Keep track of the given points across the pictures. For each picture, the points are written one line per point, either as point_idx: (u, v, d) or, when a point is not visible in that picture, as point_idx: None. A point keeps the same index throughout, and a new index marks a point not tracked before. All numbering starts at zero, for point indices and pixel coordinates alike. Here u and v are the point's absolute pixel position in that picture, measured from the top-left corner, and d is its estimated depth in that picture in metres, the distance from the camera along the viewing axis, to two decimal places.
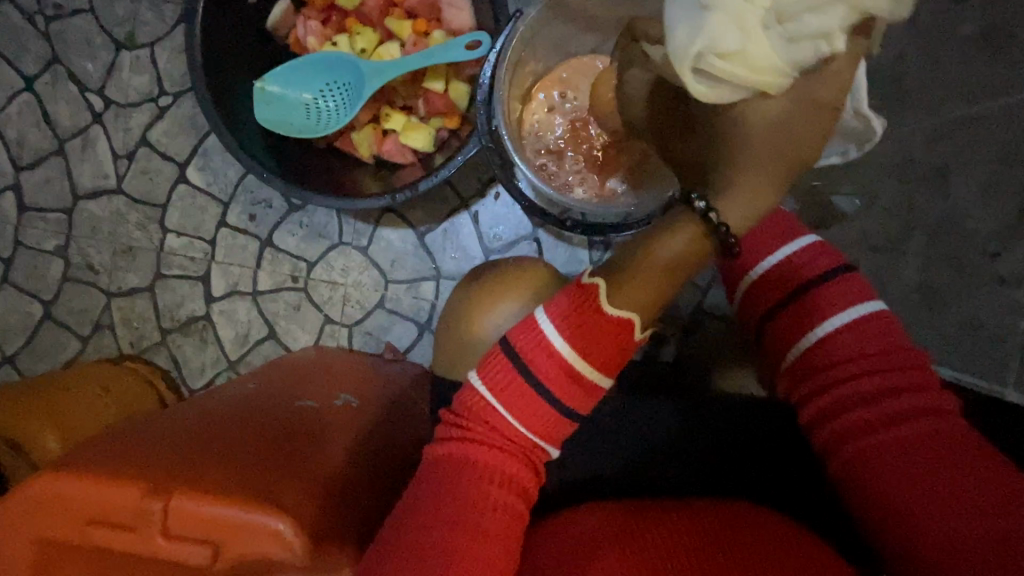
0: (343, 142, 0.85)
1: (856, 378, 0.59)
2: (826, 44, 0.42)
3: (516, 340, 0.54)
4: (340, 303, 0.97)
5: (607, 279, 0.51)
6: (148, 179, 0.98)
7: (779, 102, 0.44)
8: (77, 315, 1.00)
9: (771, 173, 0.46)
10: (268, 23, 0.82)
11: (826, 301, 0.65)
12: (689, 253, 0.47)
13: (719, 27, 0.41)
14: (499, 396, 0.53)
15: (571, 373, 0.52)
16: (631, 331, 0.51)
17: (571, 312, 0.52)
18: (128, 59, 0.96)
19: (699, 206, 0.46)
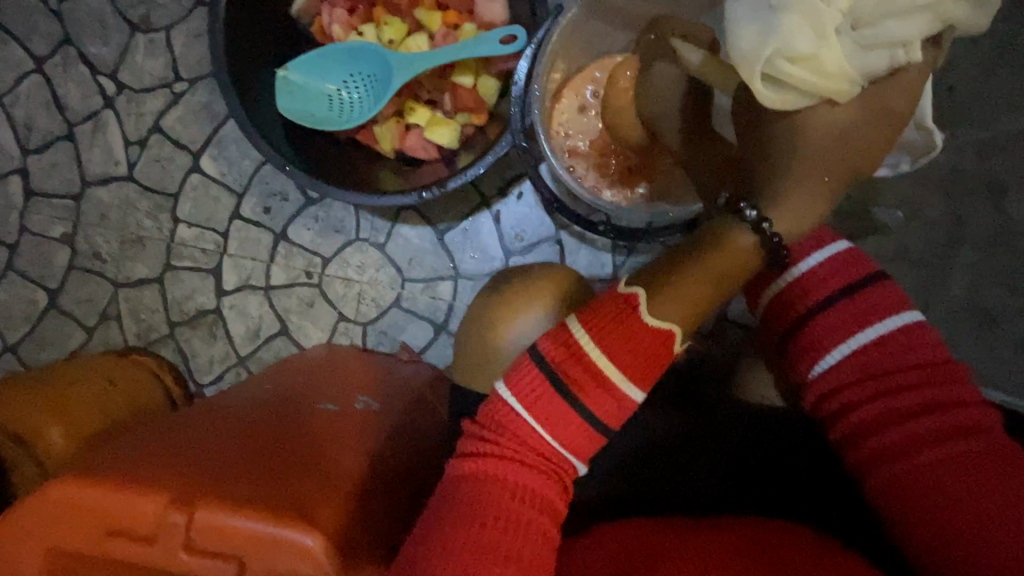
0: (364, 135, 0.82)
1: (894, 391, 0.55)
2: (894, 55, 0.45)
3: (548, 350, 0.51)
4: (355, 300, 0.95)
5: (648, 289, 0.49)
6: (161, 167, 0.95)
7: (839, 114, 0.45)
8: (83, 305, 0.98)
9: (827, 180, 0.46)
10: (292, 11, 0.80)
11: (862, 308, 0.59)
12: (739, 261, 0.47)
13: (793, 30, 0.43)
14: (529, 408, 0.50)
15: (604, 382, 0.49)
16: (672, 342, 0.50)
17: (607, 319, 0.50)
18: (143, 42, 0.92)
19: (751, 215, 0.46)
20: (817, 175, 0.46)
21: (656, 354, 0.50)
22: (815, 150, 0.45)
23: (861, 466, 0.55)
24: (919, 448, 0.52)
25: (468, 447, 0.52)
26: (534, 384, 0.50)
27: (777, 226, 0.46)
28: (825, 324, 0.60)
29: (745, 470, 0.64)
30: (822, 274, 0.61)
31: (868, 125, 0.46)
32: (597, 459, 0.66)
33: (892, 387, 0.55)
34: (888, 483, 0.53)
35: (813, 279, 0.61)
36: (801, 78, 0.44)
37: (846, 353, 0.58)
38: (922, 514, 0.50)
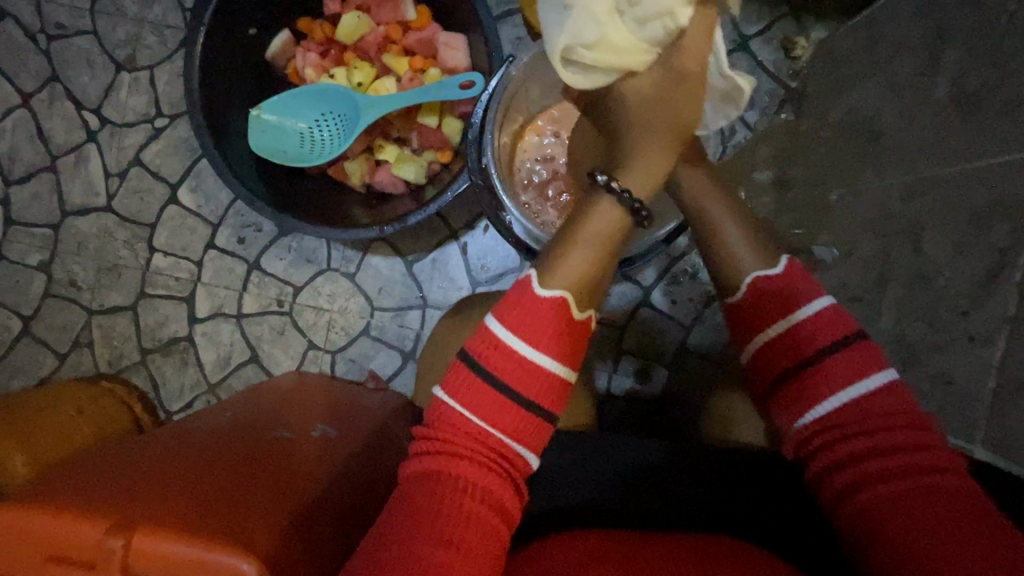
0: (336, 170, 0.86)
1: (870, 438, 0.53)
2: (669, 19, 0.47)
3: (478, 350, 0.56)
4: (324, 328, 0.97)
5: (540, 263, 0.57)
6: (139, 198, 0.98)
7: (650, 74, 0.51)
8: (57, 332, 0.99)
9: (668, 141, 0.53)
10: (267, 54, 0.84)
11: (843, 366, 0.56)
12: (609, 221, 0.55)
13: (579, 22, 0.47)
14: (473, 420, 0.54)
15: (548, 382, 0.55)
16: (568, 307, 0.56)
17: (518, 311, 0.56)
18: (127, 80, 0.97)
19: (604, 180, 0.54)
20: (660, 135, 0.53)
21: (575, 333, 0.57)
22: (644, 110, 0.52)
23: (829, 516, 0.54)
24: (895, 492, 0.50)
25: (418, 447, 0.54)
26: (478, 390, 0.54)
27: (627, 186, 0.54)
28: (810, 379, 0.58)
29: (728, 494, 0.61)
30: (808, 330, 0.59)
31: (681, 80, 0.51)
32: (552, 489, 0.63)
33: (866, 434, 0.54)
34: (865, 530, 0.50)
35: (802, 333, 0.59)
36: (596, 62, 0.49)
37: (831, 410, 0.56)
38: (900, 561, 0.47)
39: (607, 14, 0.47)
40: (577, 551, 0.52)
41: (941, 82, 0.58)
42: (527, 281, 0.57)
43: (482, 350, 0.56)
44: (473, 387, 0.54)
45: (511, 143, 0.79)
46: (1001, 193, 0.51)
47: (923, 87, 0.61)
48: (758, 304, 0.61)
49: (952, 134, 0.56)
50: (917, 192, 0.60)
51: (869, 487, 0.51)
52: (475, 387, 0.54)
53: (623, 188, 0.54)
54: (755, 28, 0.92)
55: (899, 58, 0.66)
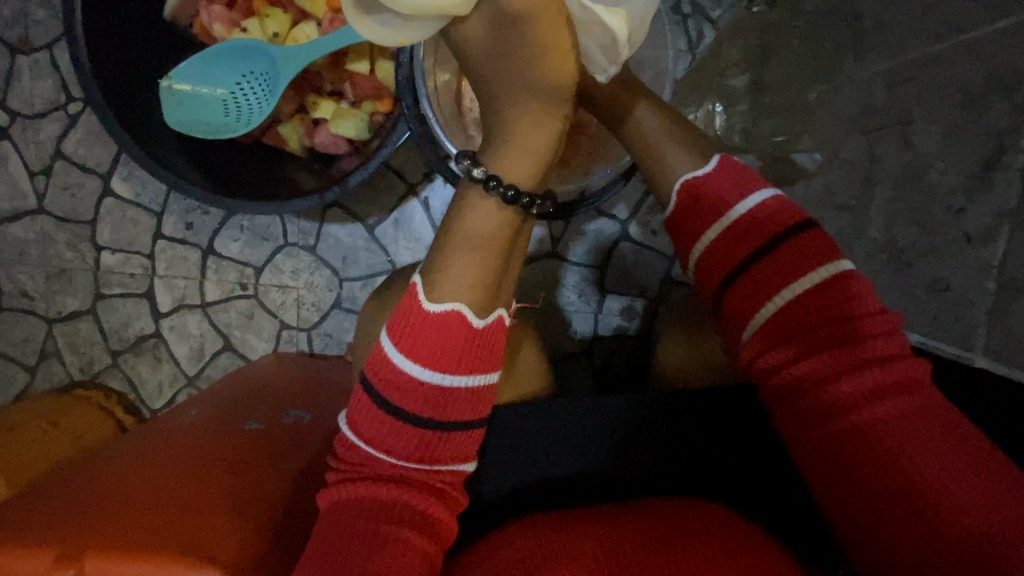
0: (271, 137, 0.79)
1: (826, 348, 0.50)
2: None
3: (385, 387, 0.54)
4: (294, 307, 0.93)
5: (429, 273, 0.55)
6: (70, 195, 0.91)
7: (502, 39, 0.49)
8: (21, 345, 0.95)
9: (542, 122, 0.52)
10: (166, 15, 0.75)
11: (788, 262, 0.54)
12: (491, 219, 0.54)
13: None
14: (381, 443, 0.54)
15: (464, 393, 0.54)
16: (467, 315, 0.54)
17: (420, 341, 0.53)
18: (27, 65, 0.87)
19: (480, 176, 0.53)
20: (528, 112, 0.52)
21: (482, 344, 0.55)
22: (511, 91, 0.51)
23: (794, 432, 0.51)
24: (868, 406, 0.47)
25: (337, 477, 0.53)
26: (379, 419, 0.54)
27: (503, 176, 0.53)
28: (748, 286, 0.55)
29: (679, 423, 0.59)
30: (747, 228, 0.56)
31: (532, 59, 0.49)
32: (538, 471, 0.59)
33: (821, 344, 0.50)
34: (826, 449, 0.48)
35: (745, 230, 0.56)
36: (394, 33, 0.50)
37: (779, 309, 0.53)
38: (872, 473, 0.45)
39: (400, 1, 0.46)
40: (540, 533, 0.49)
41: None
42: (414, 295, 0.55)
43: (376, 374, 0.55)
44: (374, 418, 0.54)
45: (455, 79, 0.73)
46: None
47: None
48: (686, 212, 0.60)
49: None
50: None
51: (835, 403, 0.48)
52: (375, 417, 0.54)
53: (498, 179, 0.53)
54: None
55: None
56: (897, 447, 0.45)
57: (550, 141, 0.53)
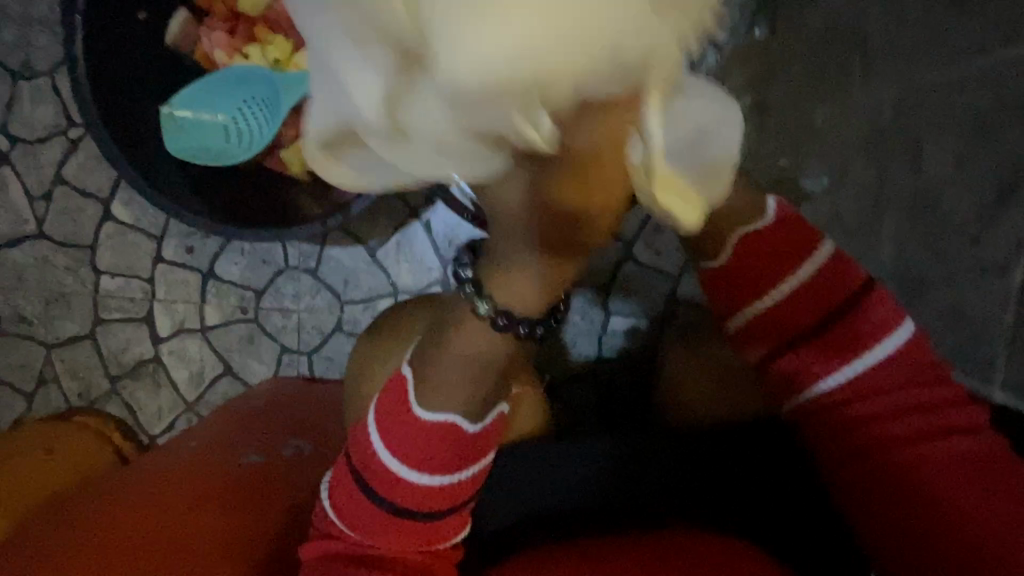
0: (273, 162, 0.76)
1: (911, 389, 0.54)
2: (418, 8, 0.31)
3: (364, 478, 0.54)
4: (295, 330, 0.92)
5: (420, 379, 0.52)
6: (70, 219, 0.90)
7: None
8: (19, 371, 0.94)
9: (544, 267, 0.47)
10: (167, 41, 0.74)
11: (865, 308, 0.56)
12: (490, 339, 0.50)
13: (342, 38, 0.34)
14: (362, 524, 0.54)
15: (450, 487, 0.53)
16: (460, 428, 0.52)
17: (397, 438, 0.52)
18: (28, 90, 0.87)
19: (480, 306, 0.49)
20: (530, 254, 0.46)
21: (472, 440, 0.53)
22: (510, 230, 0.45)
23: (870, 463, 0.53)
24: (940, 446, 0.51)
25: (325, 539, 0.55)
26: (357, 503, 0.54)
27: (504, 308, 0.49)
28: (839, 325, 0.56)
29: (702, 461, 0.58)
30: (825, 273, 0.58)
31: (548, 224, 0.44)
32: (549, 491, 0.58)
33: (908, 383, 0.54)
34: (903, 481, 0.51)
35: (824, 272, 0.58)
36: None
37: (873, 349, 0.55)
38: (927, 515, 0.49)
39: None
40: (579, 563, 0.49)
41: None
42: (402, 394, 0.53)
43: (355, 465, 0.54)
44: (355, 503, 0.54)
45: None
46: None
47: None
48: (746, 254, 0.58)
49: None
50: None
51: (918, 438, 0.52)
52: (354, 501, 0.54)
53: (495, 310, 0.49)
54: None
55: None
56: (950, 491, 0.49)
57: (556, 283, 0.48)
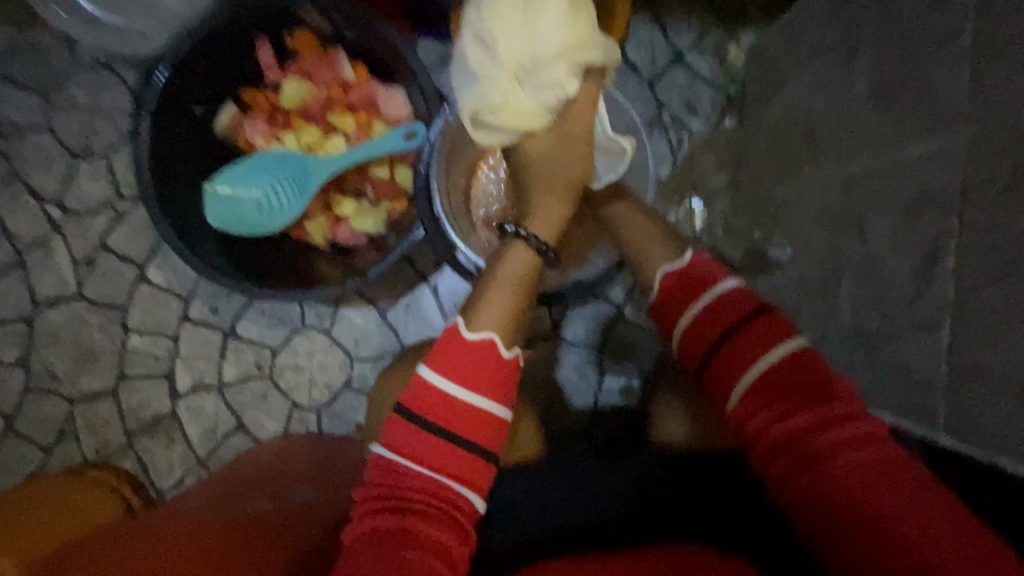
0: (297, 231, 0.87)
1: (803, 406, 0.53)
2: (563, 90, 0.53)
3: (419, 405, 0.54)
4: (306, 387, 0.97)
5: (466, 311, 0.58)
6: (109, 282, 0.98)
7: (551, 133, 0.56)
8: (40, 426, 0.98)
9: (567, 197, 0.58)
10: (215, 131, 0.86)
11: (752, 336, 0.57)
12: (527, 264, 0.58)
13: (483, 93, 0.53)
14: (415, 460, 0.53)
15: (494, 420, 0.55)
16: (500, 347, 0.56)
17: (455, 364, 0.55)
18: (85, 169, 0.97)
19: (513, 231, 0.58)
20: (556, 187, 0.57)
21: (508, 370, 0.56)
22: (540, 165, 0.57)
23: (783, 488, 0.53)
24: (842, 459, 0.50)
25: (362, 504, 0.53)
26: (411, 436, 0.54)
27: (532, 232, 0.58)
28: (728, 355, 0.58)
29: (662, 502, 0.61)
30: (722, 303, 0.60)
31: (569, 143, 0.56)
32: (542, 518, 0.62)
33: (801, 402, 0.54)
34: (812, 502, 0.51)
35: (722, 303, 0.60)
36: (502, 123, 0.54)
37: (761, 373, 0.56)
38: (855, 534, 0.48)
39: (510, 84, 0.53)
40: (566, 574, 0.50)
41: (859, 77, 0.60)
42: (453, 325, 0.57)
43: (411, 394, 0.55)
44: (410, 436, 0.54)
45: (464, 183, 0.82)
46: (925, 185, 0.50)
47: (847, 85, 0.62)
48: (671, 291, 0.64)
49: (876, 124, 0.57)
50: (857, 186, 0.59)
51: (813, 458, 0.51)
52: (410, 434, 0.54)
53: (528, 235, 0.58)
54: (688, 40, 0.90)
55: (820, 59, 0.68)
56: (864, 509, 0.48)
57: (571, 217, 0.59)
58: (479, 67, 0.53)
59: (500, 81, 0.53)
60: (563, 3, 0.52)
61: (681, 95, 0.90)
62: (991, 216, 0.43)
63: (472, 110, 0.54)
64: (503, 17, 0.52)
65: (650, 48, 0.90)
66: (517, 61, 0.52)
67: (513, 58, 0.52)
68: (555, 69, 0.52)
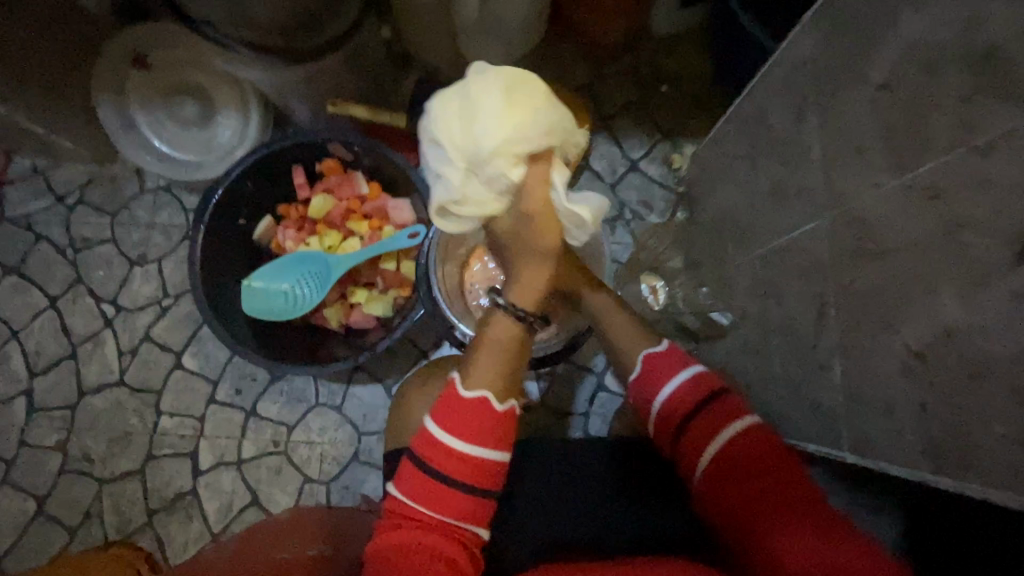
0: (316, 317, 1.02)
1: (752, 483, 0.61)
2: (508, 178, 0.54)
3: (426, 455, 0.61)
4: (318, 461, 1.06)
5: (462, 369, 0.64)
6: (148, 370, 1.11)
7: (512, 212, 0.57)
8: (70, 507, 1.06)
9: (540, 262, 0.60)
10: (253, 237, 1.04)
11: (709, 421, 0.66)
12: (509, 329, 0.62)
13: (444, 190, 0.56)
14: (423, 500, 0.61)
15: (490, 468, 0.61)
16: (492, 404, 0.62)
17: (453, 419, 0.61)
18: (139, 273, 1.15)
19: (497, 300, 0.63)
20: (532, 258, 0.60)
21: (495, 422, 0.62)
22: (512, 241, 0.59)
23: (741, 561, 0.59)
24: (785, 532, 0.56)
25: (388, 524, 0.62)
26: (419, 480, 0.61)
27: (513, 300, 0.62)
28: (693, 435, 0.67)
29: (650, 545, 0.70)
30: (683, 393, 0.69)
31: (530, 219, 0.57)
32: (551, 527, 0.72)
33: (748, 479, 0.61)
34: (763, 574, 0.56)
35: (686, 392, 0.69)
36: (466, 214, 0.56)
37: (715, 452, 0.65)
38: None
39: (464, 178, 0.55)
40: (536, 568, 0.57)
41: (760, 177, 0.77)
42: (451, 385, 0.63)
43: (420, 445, 0.62)
44: (421, 481, 0.61)
45: (458, 271, 0.97)
46: (808, 254, 0.64)
47: (753, 184, 0.79)
48: (649, 371, 0.72)
49: (774, 212, 0.73)
50: (768, 258, 0.74)
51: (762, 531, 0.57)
52: (420, 483, 0.61)
53: (510, 302, 0.62)
54: (640, 152, 1.11)
55: (735, 166, 0.86)
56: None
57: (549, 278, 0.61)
58: (436, 167, 0.56)
59: (454, 179, 0.55)
60: (497, 96, 0.53)
61: (638, 194, 1.09)
62: (847, 275, 0.57)
63: (438, 204, 0.57)
64: (447, 117, 0.54)
65: (610, 160, 1.11)
66: (465, 157, 0.54)
67: (462, 156, 0.54)
68: (501, 160, 0.53)
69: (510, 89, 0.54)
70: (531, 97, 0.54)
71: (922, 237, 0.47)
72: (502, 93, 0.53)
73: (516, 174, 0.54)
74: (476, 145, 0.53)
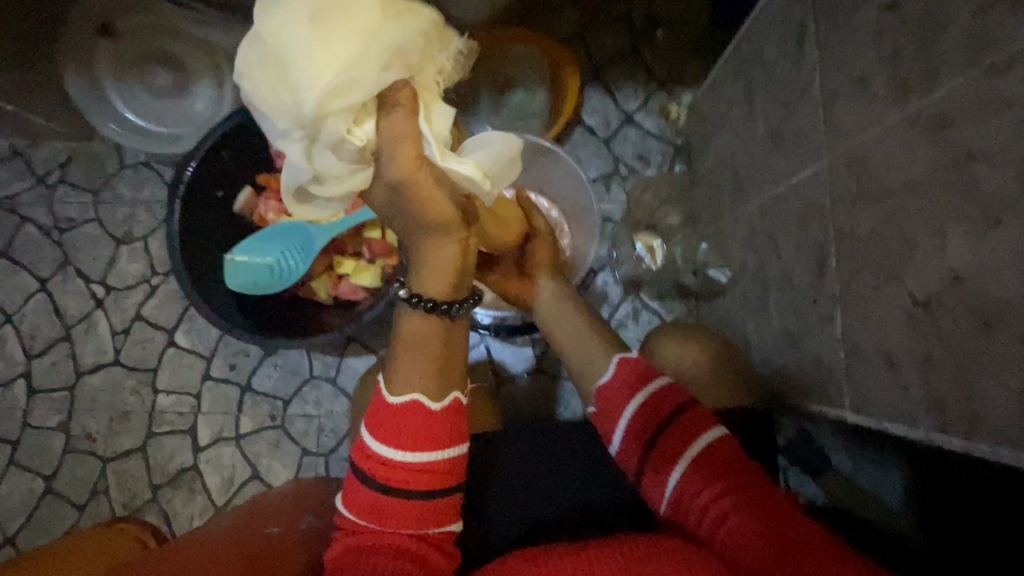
0: (303, 289, 1.00)
1: (747, 502, 0.55)
2: (352, 142, 0.51)
3: (366, 470, 0.59)
4: (315, 433, 1.06)
5: (387, 374, 0.62)
6: (142, 349, 1.11)
7: (382, 183, 0.52)
8: (76, 485, 1.07)
9: (435, 238, 0.55)
10: (235, 208, 1.00)
11: (684, 428, 0.62)
12: (427, 326, 0.60)
13: (294, 173, 0.57)
14: (371, 510, 0.58)
15: (439, 469, 0.59)
16: (423, 405, 0.59)
17: (384, 433, 0.59)
18: (126, 251, 1.13)
19: (406, 294, 0.60)
20: (422, 238, 0.56)
21: (431, 422, 0.59)
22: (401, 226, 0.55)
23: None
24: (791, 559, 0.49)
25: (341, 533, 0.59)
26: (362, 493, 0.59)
27: (422, 293, 0.59)
28: (670, 443, 0.62)
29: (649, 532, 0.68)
30: (652, 400, 0.65)
31: (396, 191, 0.52)
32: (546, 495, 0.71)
33: (739, 494, 0.56)
34: None
35: (658, 398, 0.65)
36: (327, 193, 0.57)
37: (693, 459, 0.60)
38: None
39: (308, 152, 0.54)
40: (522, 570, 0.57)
41: (759, 121, 0.71)
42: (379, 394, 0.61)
43: (359, 460, 0.60)
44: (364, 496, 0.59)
45: None
46: (807, 200, 0.60)
47: (750, 128, 0.73)
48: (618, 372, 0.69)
49: (772, 157, 0.67)
50: (766, 208, 0.69)
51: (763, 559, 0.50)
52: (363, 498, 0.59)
53: (414, 293, 0.59)
54: (635, 103, 1.05)
55: (733, 110, 0.80)
56: None
57: (452, 263, 0.57)
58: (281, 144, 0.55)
59: (298, 159, 0.55)
60: (304, 25, 0.49)
61: (634, 148, 1.04)
62: (848, 220, 0.52)
63: (294, 186, 0.59)
64: (261, 79, 0.51)
65: (602, 113, 1.05)
66: (296, 124, 0.52)
67: (295, 126, 0.52)
68: (333, 121, 0.50)
69: (320, 22, 0.49)
70: (344, 20, 0.50)
71: (931, 174, 0.42)
72: (309, 25, 0.49)
73: (360, 137, 0.51)
74: (303, 106, 0.50)
